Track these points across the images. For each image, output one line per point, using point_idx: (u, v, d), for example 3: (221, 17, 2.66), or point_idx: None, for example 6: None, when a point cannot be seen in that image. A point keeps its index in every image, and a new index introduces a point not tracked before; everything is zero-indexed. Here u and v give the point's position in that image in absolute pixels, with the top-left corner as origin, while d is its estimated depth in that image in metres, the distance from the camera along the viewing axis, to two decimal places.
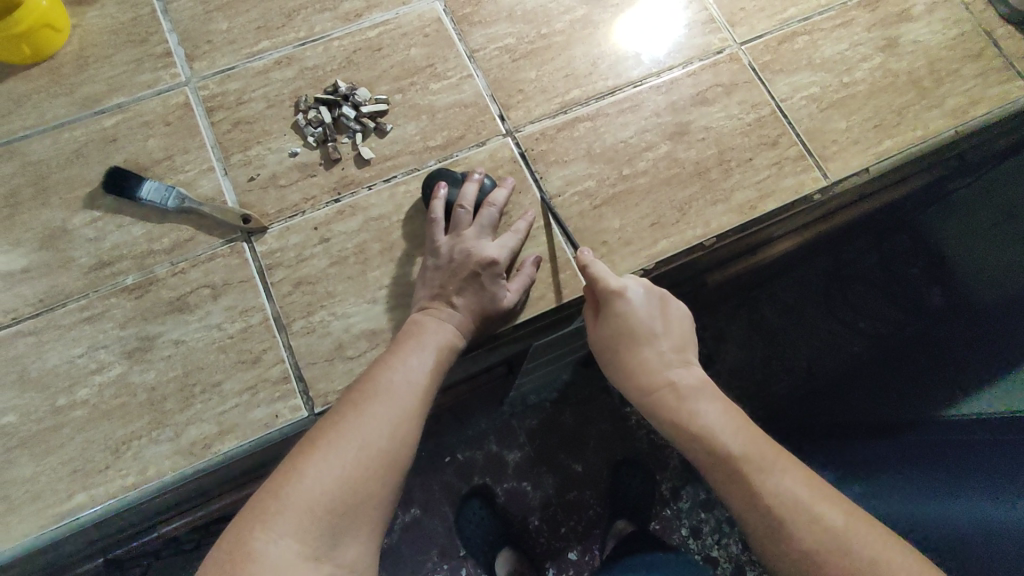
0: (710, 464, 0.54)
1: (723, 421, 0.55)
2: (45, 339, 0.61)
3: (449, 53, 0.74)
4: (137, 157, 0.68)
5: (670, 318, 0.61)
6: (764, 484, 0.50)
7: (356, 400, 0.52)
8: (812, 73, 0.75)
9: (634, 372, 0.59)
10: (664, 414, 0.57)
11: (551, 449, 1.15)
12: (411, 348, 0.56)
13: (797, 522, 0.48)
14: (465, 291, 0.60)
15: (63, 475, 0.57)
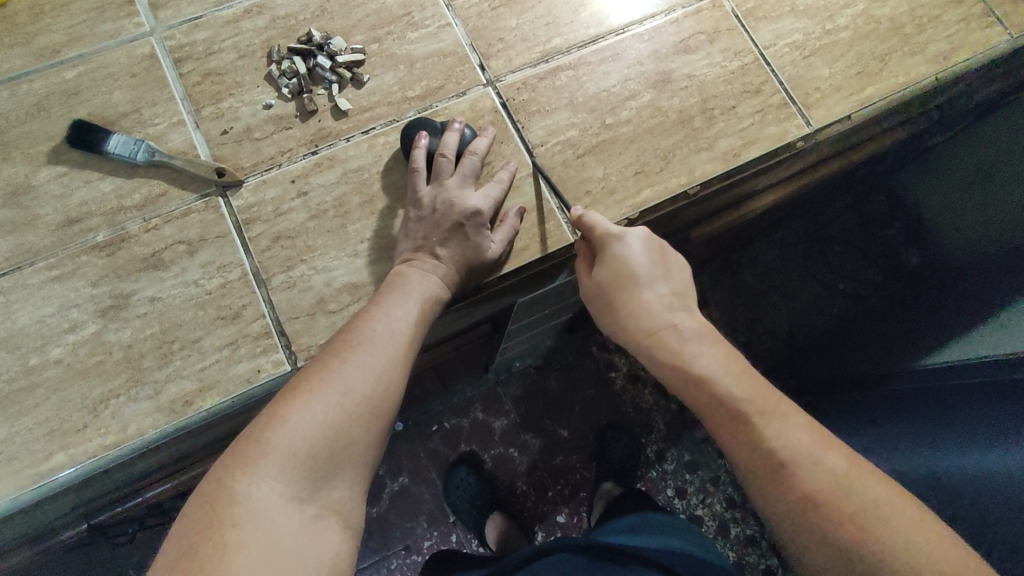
0: (713, 415, 0.53)
1: (725, 366, 0.54)
2: (13, 299, 0.59)
3: (427, 1, 0.72)
4: (102, 110, 0.65)
5: (666, 262, 0.59)
6: (766, 428, 0.50)
7: (339, 348, 0.51)
8: (796, 20, 0.75)
9: (632, 316, 0.58)
10: (666, 354, 0.56)
11: (538, 412, 1.16)
12: (395, 298, 0.55)
13: (800, 471, 0.48)
14: (449, 241, 0.59)
15: (40, 435, 0.56)
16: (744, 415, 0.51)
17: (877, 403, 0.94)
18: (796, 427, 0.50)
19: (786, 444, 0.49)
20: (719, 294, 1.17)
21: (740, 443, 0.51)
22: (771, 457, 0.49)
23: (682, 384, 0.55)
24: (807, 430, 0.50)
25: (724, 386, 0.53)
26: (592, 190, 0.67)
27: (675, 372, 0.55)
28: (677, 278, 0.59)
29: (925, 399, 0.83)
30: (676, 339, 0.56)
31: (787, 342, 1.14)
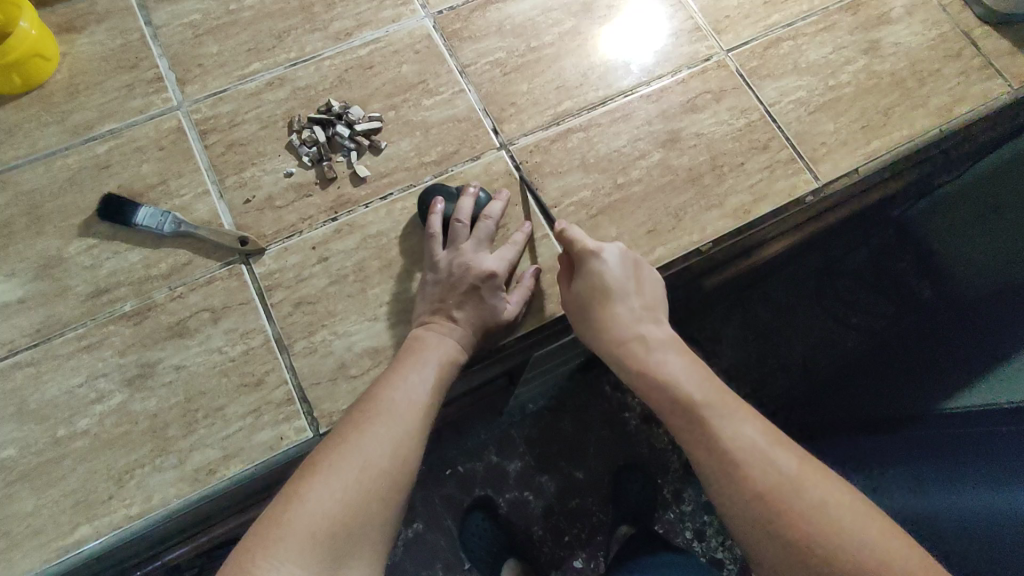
0: (673, 416, 0.53)
1: (687, 372, 0.55)
2: (43, 370, 0.60)
3: (441, 68, 0.74)
4: (132, 182, 0.68)
5: (637, 275, 0.61)
6: (724, 430, 0.51)
7: (360, 418, 0.52)
8: (798, 77, 0.77)
9: (603, 327, 0.59)
10: (632, 364, 0.57)
11: (552, 456, 1.15)
12: (412, 365, 0.56)
13: (757, 472, 0.48)
14: (465, 304, 0.60)
15: (66, 507, 0.56)
16: (770, 488, 0.47)
17: (891, 445, 0.90)
18: (751, 428, 0.51)
19: (815, 507, 0.45)
20: (730, 328, 1.15)
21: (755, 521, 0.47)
22: (726, 454, 0.49)
23: (656, 398, 0.55)
24: (762, 433, 0.51)
25: (685, 390, 0.54)
26: None
27: (666, 404, 0.54)
28: (648, 292, 0.61)
29: (942, 440, 0.81)
30: (642, 349, 0.58)
31: (803, 376, 1.12)
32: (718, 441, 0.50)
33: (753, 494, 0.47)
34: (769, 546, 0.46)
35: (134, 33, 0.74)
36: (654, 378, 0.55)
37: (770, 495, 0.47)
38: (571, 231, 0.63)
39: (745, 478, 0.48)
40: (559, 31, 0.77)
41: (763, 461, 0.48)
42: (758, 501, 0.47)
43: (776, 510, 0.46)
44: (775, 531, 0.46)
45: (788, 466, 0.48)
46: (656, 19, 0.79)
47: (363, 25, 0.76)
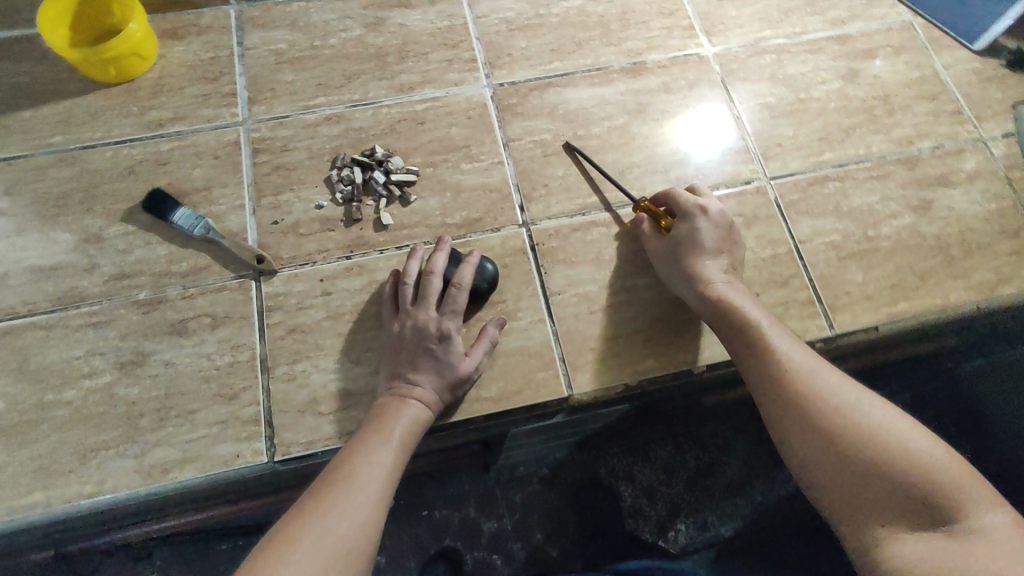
0: (768, 381, 0.59)
1: (783, 338, 0.61)
2: (51, 335, 0.65)
3: (487, 137, 0.78)
4: (180, 182, 0.73)
5: (732, 238, 0.68)
6: (818, 394, 0.57)
7: (330, 484, 0.53)
8: (837, 220, 0.75)
9: (696, 279, 0.65)
10: (732, 327, 0.62)
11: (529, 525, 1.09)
12: (374, 434, 0.57)
13: (847, 432, 0.54)
14: (420, 366, 0.60)
15: (29, 469, 0.60)
16: (862, 447, 0.54)
17: None
18: (839, 386, 0.57)
19: (899, 463, 0.52)
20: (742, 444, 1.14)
21: (841, 467, 0.54)
22: (825, 421, 0.55)
23: (755, 365, 0.60)
24: (849, 388, 0.57)
25: (783, 357, 0.60)
26: (596, 347, 0.68)
27: (755, 362, 0.60)
28: (739, 254, 0.68)
29: None
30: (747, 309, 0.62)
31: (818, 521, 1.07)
32: (817, 406, 0.56)
33: (850, 457, 0.54)
34: (866, 501, 0.52)
35: (224, 50, 0.81)
36: (757, 342, 0.61)
37: (869, 459, 0.53)
38: (682, 195, 0.70)
39: (844, 446, 0.54)
40: (608, 125, 0.79)
41: (858, 423, 0.55)
42: (865, 466, 0.53)
43: (872, 467, 0.53)
44: (873, 489, 0.52)
45: (876, 422, 0.55)
46: (711, 136, 0.79)
47: (427, 82, 0.80)
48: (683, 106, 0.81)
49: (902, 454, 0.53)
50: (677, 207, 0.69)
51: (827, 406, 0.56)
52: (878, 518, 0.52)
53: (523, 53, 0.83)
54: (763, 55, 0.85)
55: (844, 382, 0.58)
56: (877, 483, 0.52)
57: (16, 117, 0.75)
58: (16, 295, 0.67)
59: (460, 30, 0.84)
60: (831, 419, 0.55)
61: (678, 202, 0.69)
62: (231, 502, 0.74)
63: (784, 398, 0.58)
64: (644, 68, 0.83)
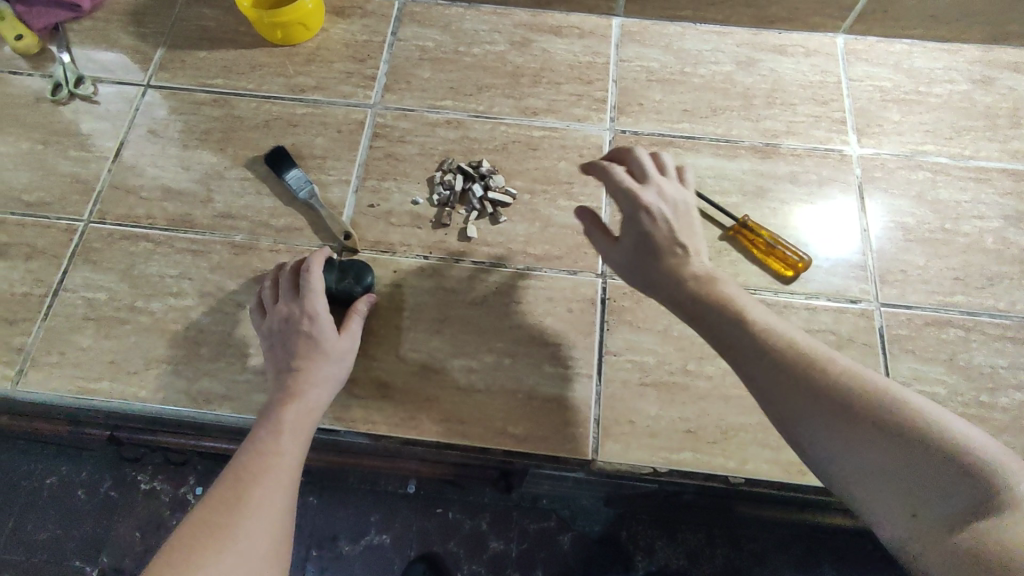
0: (755, 370, 0.49)
1: (766, 319, 0.51)
2: (157, 250, 0.73)
3: (592, 180, 0.77)
4: (303, 146, 0.79)
5: (632, 176, 0.59)
6: (803, 372, 0.47)
7: (237, 489, 0.54)
8: (947, 370, 0.67)
9: (670, 272, 0.56)
10: (717, 317, 0.52)
11: None
12: (266, 427, 0.58)
13: (824, 408, 0.46)
14: (288, 362, 0.62)
15: (104, 360, 0.67)
16: (859, 427, 0.44)
17: None
18: (801, 351, 0.48)
19: (882, 430, 0.44)
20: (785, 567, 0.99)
21: (855, 459, 0.44)
22: (811, 402, 0.46)
23: (744, 357, 0.50)
24: (829, 362, 0.48)
25: (771, 341, 0.50)
26: (635, 421, 0.65)
27: (745, 350, 0.50)
28: (696, 242, 0.57)
29: None
30: (702, 285, 0.54)
31: None
32: (800, 387, 0.47)
33: (858, 443, 0.44)
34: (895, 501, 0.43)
35: (379, 37, 0.86)
36: (734, 320, 0.52)
37: (837, 417, 0.45)
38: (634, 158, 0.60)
39: (853, 437, 0.44)
40: (719, 200, 0.76)
41: (835, 396, 0.46)
42: (868, 458, 0.44)
43: (857, 439, 0.44)
44: (907, 488, 0.42)
45: (818, 373, 0.47)
46: (836, 234, 0.73)
47: (552, 111, 0.81)
48: (806, 201, 0.75)
49: (919, 422, 0.43)
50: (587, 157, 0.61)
51: (827, 381, 0.46)
52: (910, 506, 0.42)
53: (654, 105, 0.81)
54: (915, 170, 0.77)
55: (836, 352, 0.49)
56: (886, 471, 0.43)
57: (193, 54, 0.85)
58: (143, 207, 0.75)
59: (599, 69, 0.84)
60: (833, 404, 0.45)
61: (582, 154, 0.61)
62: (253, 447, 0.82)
63: (781, 390, 0.48)
64: (776, 151, 0.78)
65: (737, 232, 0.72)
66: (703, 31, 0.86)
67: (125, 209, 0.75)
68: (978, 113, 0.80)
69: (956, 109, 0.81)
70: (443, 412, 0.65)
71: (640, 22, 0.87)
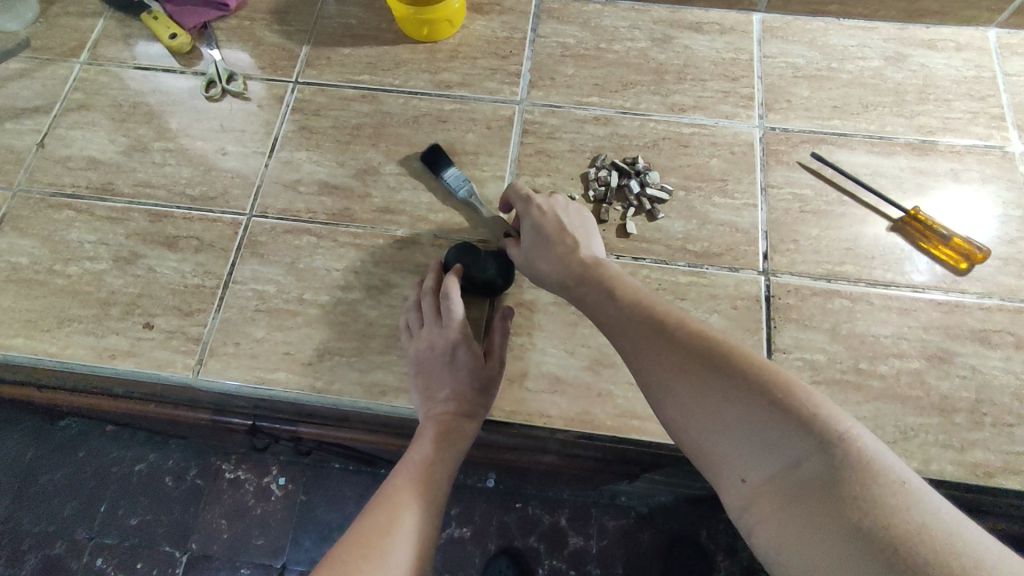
0: (640, 361, 0.50)
1: (667, 316, 0.51)
2: (321, 244, 0.74)
3: (746, 177, 0.76)
4: (454, 142, 0.80)
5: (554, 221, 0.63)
6: (680, 364, 0.47)
7: (391, 504, 0.55)
8: None
9: (587, 289, 0.58)
10: (620, 318, 0.53)
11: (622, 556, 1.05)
12: (421, 438, 0.61)
13: (700, 406, 0.44)
14: (436, 380, 0.64)
15: (278, 350, 0.69)
16: (722, 424, 0.43)
17: None
18: (689, 345, 0.47)
19: (749, 436, 0.42)
20: None
21: (721, 455, 0.43)
22: (683, 396, 0.45)
23: (631, 346, 0.51)
24: (707, 354, 0.46)
25: (662, 334, 0.49)
26: None
27: (633, 341, 0.51)
28: (589, 243, 0.63)
29: None
30: (615, 293, 0.55)
31: None
32: (673, 380, 0.46)
33: (729, 443, 0.43)
34: (760, 507, 0.40)
35: (519, 33, 0.87)
36: (635, 318, 0.52)
37: (710, 418, 0.44)
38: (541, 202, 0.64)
39: (721, 432, 0.43)
40: (876, 198, 0.75)
41: (710, 392, 0.44)
42: (736, 457, 0.42)
43: (728, 441, 0.43)
44: (769, 496, 0.40)
45: (700, 370, 0.45)
46: (982, 214, 0.73)
47: (699, 108, 0.81)
48: (969, 199, 0.74)
49: (804, 404, 0.42)
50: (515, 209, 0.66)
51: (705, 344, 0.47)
52: (743, 471, 0.42)
53: (803, 102, 0.81)
54: None
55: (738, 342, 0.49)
56: (761, 481, 0.41)
57: (337, 51, 0.86)
58: (303, 202, 0.77)
59: (744, 65, 0.83)
60: (698, 396, 0.45)
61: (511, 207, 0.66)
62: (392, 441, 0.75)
63: (660, 377, 0.47)
64: (933, 149, 0.77)
65: (907, 221, 0.72)
66: (847, 27, 0.85)
67: (285, 204, 0.77)
68: None
69: None
70: (617, 408, 0.65)
71: (782, 18, 0.86)
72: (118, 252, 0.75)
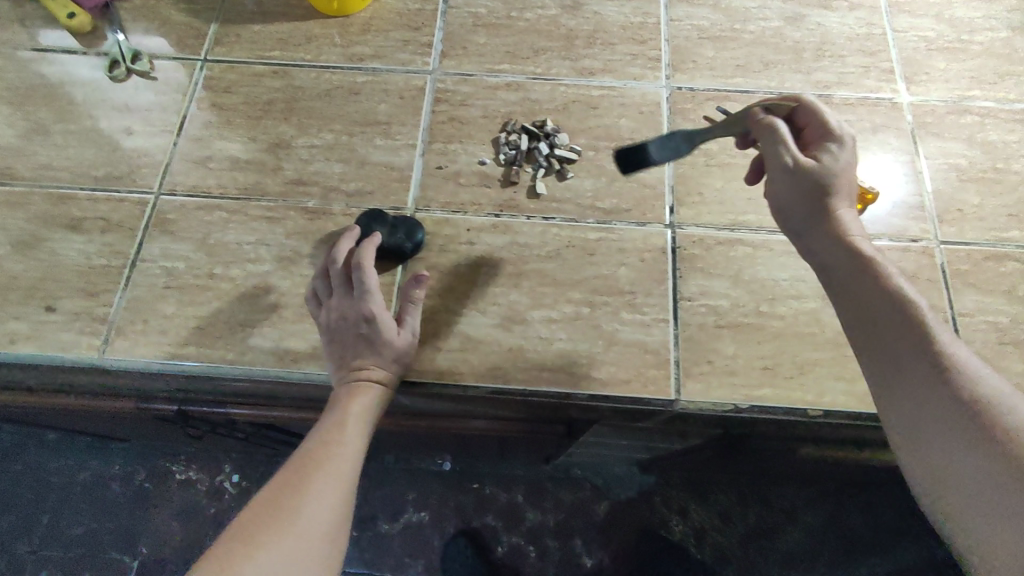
0: (898, 373, 0.51)
1: (959, 354, 0.50)
2: (232, 218, 0.73)
3: (653, 135, 0.78)
4: (366, 113, 0.80)
5: (844, 188, 0.60)
6: (942, 377, 0.49)
7: (298, 484, 0.55)
8: (1009, 302, 0.69)
9: (862, 300, 0.55)
10: (855, 318, 0.56)
11: (569, 523, 1.17)
12: (342, 403, 0.61)
13: (922, 396, 0.49)
14: (354, 354, 0.63)
15: (189, 326, 0.68)
16: (935, 411, 0.48)
17: None
18: (931, 350, 0.51)
19: (952, 421, 0.47)
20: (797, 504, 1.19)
21: (925, 439, 0.48)
22: (911, 394, 0.50)
23: (893, 351, 0.52)
24: (934, 357, 0.50)
25: (891, 321, 0.53)
26: (714, 361, 0.67)
27: (903, 360, 0.51)
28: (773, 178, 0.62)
29: None
30: (902, 302, 0.53)
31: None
32: (929, 398, 0.49)
33: (941, 431, 0.48)
34: (956, 479, 0.46)
35: (431, 5, 0.87)
36: (882, 325, 0.53)
37: (929, 410, 0.48)
38: (784, 129, 0.61)
39: (935, 424, 0.48)
40: None
41: (924, 386, 0.49)
42: (930, 436, 0.48)
43: (934, 425, 0.48)
44: (957, 469, 0.46)
45: (918, 370, 0.50)
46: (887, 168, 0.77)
47: (608, 71, 0.82)
48: (862, 147, 0.78)
49: (1000, 402, 0.47)
50: (812, 126, 0.63)
51: (947, 365, 0.49)
52: (939, 458, 0.47)
53: (707, 62, 0.83)
54: (964, 114, 0.79)
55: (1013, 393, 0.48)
56: (947, 457, 0.47)
57: (247, 28, 0.85)
58: (213, 177, 0.76)
59: (651, 29, 0.85)
60: (920, 390, 0.50)
61: (783, 105, 0.65)
62: (296, 411, 0.74)
63: (917, 386, 0.50)
64: (829, 102, 0.80)
65: None
66: None
67: (195, 180, 0.75)
68: (1019, 58, 0.83)
69: (999, 55, 0.83)
70: (528, 361, 0.67)
71: None
72: (20, 237, 0.72)
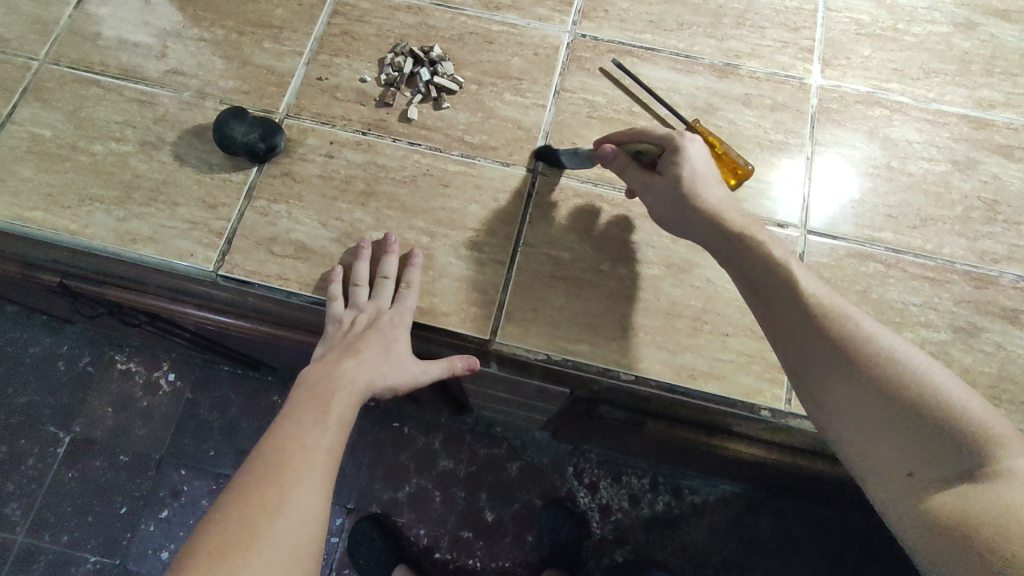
0: (809, 361, 0.52)
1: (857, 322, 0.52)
2: (106, 96, 0.74)
3: (542, 79, 0.76)
4: (261, 13, 0.79)
5: (695, 173, 0.60)
6: (855, 357, 0.50)
7: (265, 468, 0.52)
8: (857, 302, 0.67)
9: (761, 289, 0.56)
10: (765, 303, 0.56)
11: (472, 455, 1.34)
12: (332, 400, 0.58)
13: (838, 383, 0.50)
14: (374, 362, 0.60)
15: (40, 192, 0.70)
16: (852, 390, 0.50)
17: None
18: (829, 327, 0.52)
19: (866, 399, 0.49)
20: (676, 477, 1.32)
21: (848, 421, 0.50)
22: (824, 379, 0.51)
23: (807, 346, 0.52)
24: (840, 337, 0.51)
25: (799, 304, 0.53)
26: (540, 309, 0.66)
27: (813, 349, 0.52)
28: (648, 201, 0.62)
29: None
30: (786, 278, 0.55)
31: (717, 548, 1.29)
32: (846, 383, 0.50)
33: (857, 410, 0.49)
34: (885, 456, 0.48)
35: None
36: (784, 309, 0.54)
37: (848, 393, 0.50)
38: (619, 159, 0.63)
39: (851, 406, 0.50)
40: (665, 113, 0.75)
41: (837, 367, 0.51)
42: (856, 419, 0.49)
43: (854, 407, 0.50)
44: (891, 447, 0.48)
45: (828, 348, 0.51)
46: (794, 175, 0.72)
47: (515, 7, 0.79)
48: (755, 123, 0.74)
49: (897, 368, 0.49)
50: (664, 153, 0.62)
51: (851, 343, 0.51)
52: (869, 442, 0.49)
53: (620, 13, 0.79)
54: (873, 107, 0.75)
55: (912, 354, 0.50)
56: (875, 436, 0.49)
57: None
58: (98, 55, 0.76)
59: None
60: (838, 377, 0.50)
61: (654, 147, 0.63)
62: (168, 300, 0.73)
63: (831, 374, 0.51)
64: (735, 72, 0.77)
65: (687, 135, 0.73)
66: None
67: (80, 55, 0.76)
68: (953, 57, 0.77)
69: (932, 51, 0.78)
70: None
71: None
72: None
